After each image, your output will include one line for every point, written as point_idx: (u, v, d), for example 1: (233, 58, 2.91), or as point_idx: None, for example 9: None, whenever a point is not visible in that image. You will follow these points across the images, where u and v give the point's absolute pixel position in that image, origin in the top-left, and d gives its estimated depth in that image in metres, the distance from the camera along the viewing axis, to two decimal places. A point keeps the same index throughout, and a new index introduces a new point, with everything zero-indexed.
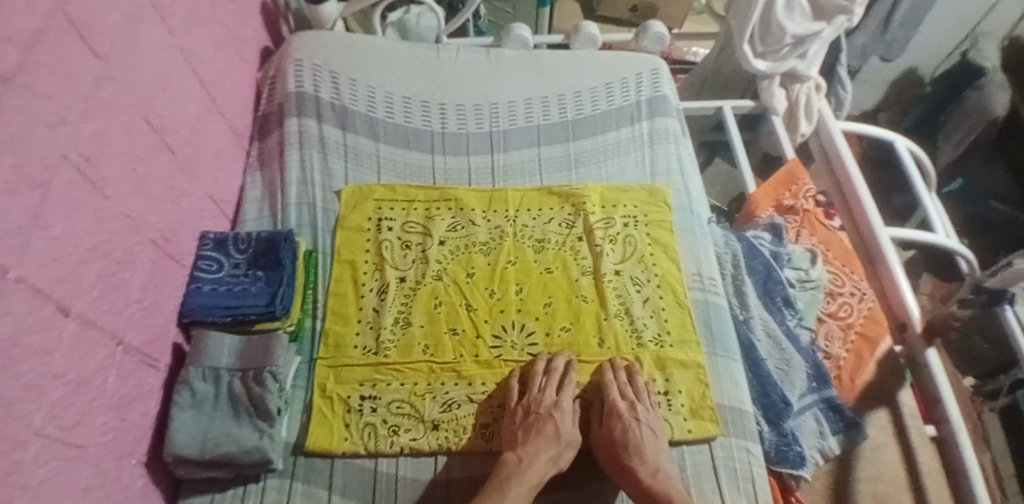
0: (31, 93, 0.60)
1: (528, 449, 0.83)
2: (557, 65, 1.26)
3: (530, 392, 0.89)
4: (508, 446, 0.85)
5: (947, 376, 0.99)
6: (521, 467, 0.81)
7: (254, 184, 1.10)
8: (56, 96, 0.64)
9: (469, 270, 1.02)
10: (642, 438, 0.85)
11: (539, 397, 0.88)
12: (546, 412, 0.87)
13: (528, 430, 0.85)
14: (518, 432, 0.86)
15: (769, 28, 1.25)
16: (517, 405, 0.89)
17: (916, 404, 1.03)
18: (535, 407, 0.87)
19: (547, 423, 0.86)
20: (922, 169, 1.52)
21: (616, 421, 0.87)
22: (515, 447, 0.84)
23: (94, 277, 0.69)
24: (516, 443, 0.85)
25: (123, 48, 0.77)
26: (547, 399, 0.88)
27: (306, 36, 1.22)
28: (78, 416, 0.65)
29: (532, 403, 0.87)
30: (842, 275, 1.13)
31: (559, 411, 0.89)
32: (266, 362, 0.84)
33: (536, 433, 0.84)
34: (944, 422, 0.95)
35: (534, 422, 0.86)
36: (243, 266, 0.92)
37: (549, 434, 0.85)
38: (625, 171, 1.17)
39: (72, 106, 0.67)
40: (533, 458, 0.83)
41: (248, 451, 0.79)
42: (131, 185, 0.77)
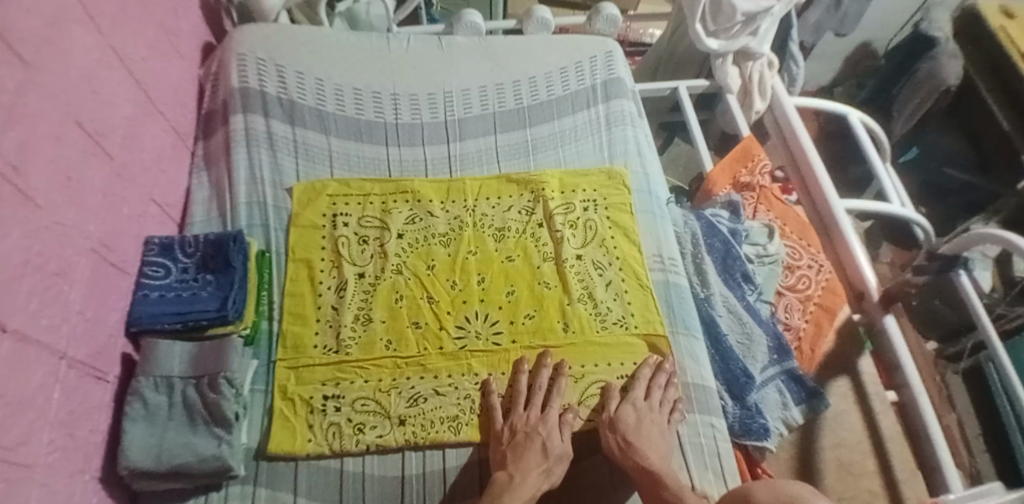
0: None
1: (519, 465, 0.80)
2: (510, 51, 1.25)
3: (514, 413, 0.87)
4: (498, 466, 0.82)
5: (904, 341, 1.00)
6: (512, 484, 0.78)
7: (200, 184, 1.06)
8: None
9: (429, 262, 1.01)
10: (651, 432, 0.85)
11: (525, 417, 0.86)
12: (529, 430, 0.84)
13: (515, 449, 0.82)
14: (506, 452, 0.82)
15: (720, 8, 1.25)
16: (503, 427, 0.86)
17: (876, 370, 1.07)
18: (523, 426, 0.85)
19: (539, 443, 0.83)
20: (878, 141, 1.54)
21: (626, 407, 0.87)
22: (505, 466, 0.81)
23: (30, 291, 0.66)
24: (505, 462, 0.81)
25: (46, 51, 0.73)
26: (535, 414, 0.86)
27: (248, 29, 1.18)
28: (22, 437, 0.62)
29: (519, 423, 0.86)
30: (800, 249, 1.15)
31: (546, 426, 0.85)
32: (220, 369, 0.82)
33: (524, 450, 0.82)
34: (904, 386, 0.96)
35: (521, 443, 0.83)
36: (192, 270, 0.90)
37: (537, 450, 0.82)
38: (582, 155, 1.16)
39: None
40: (527, 473, 0.80)
41: (206, 460, 0.77)
42: (64, 194, 0.73)
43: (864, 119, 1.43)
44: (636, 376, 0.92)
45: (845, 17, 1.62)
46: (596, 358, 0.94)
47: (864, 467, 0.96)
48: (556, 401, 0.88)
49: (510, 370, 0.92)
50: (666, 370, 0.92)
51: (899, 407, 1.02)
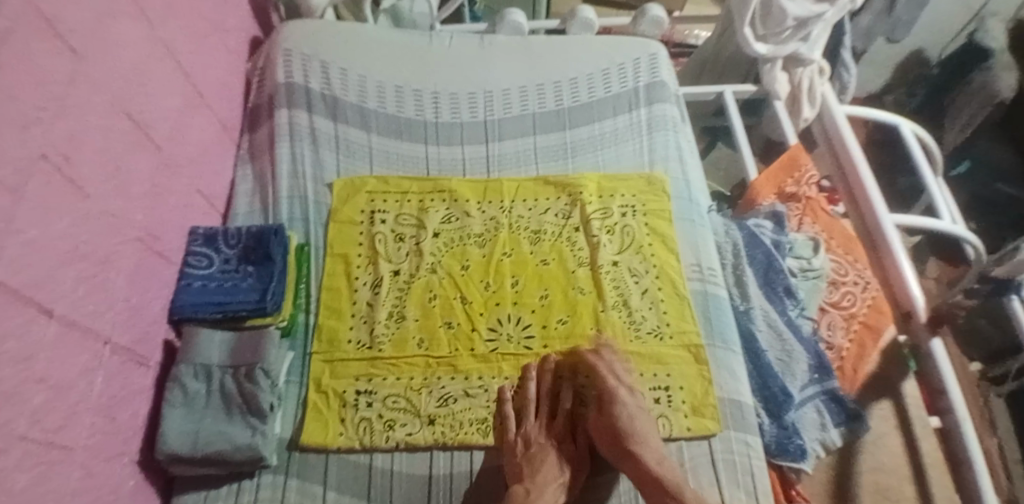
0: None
1: (535, 479, 0.80)
2: (549, 51, 1.24)
3: (524, 423, 0.87)
4: (515, 478, 0.82)
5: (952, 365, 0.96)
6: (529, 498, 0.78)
7: (244, 177, 1.08)
8: (26, 96, 0.62)
9: (464, 262, 1.01)
10: (645, 431, 0.82)
11: (537, 427, 0.87)
12: (541, 442, 0.85)
13: (531, 461, 0.83)
14: (522, 465, 0.82)
15: (770, 12, 1.24)
16: (515, 437, 0.86)
17: (921, 393, 1.02)
18: (535, 438, 0.85)
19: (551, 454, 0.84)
20: (928, 152, 1.48)
21: (619, 406, 0.84)
22: (522, 480, 0.81)
23: (75, 278, 0.68)
24: (522, 474, 0.81)
25: (96, 42, 0.75)
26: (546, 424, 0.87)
27: (295, 24, 1.20)
28: (63, 419, 0.65)
29: (531, 434, 0.86)
30: (845, 264, 1.12)
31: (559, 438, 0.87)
32: (257, 360, 0.83)
33: (540, 463, 0.82)
34: (948, 411, 0.92)
35: (535, 455, 0.83)
36: (233, 262, 0.91)
37: (551, 464, 0.83)
38: (622, 158, 1.14)
39: (44, 106, 0.65)
40: (544, 488, 0.80)
41: (240, 449, 0.78)
42: (111, 184, 0.75)
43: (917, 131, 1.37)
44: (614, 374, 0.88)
45: (898, 23, 1.56)
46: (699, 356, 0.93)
47: (901, 493, 0.92)
48: (566, 403, 0.90)
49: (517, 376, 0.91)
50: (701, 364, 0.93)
51: (942, 434, 0.95)
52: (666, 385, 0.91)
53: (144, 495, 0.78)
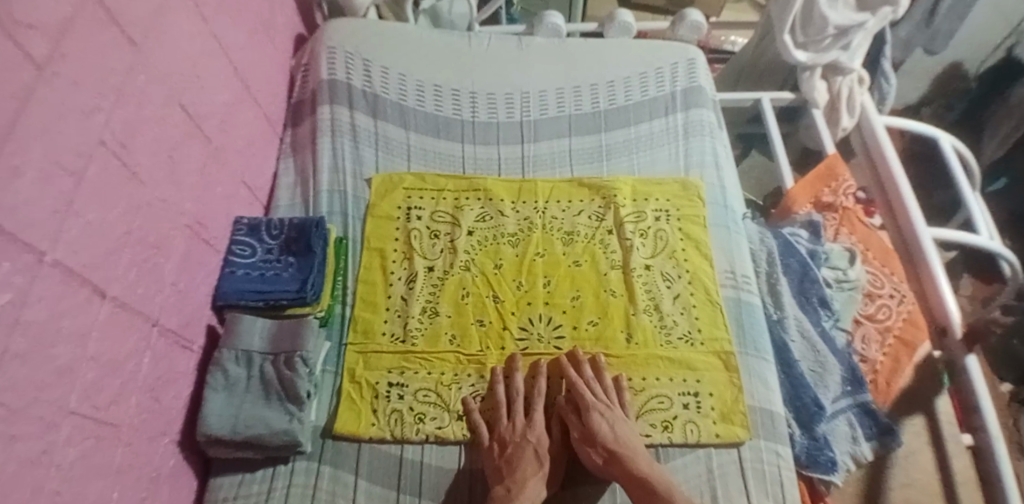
0: (63, 81, 0.61)
1: (515, 477, 0.80)
2: (586, 53, 1.24)
3: (499, 424, 0.87)
4: (495, 477, 0.82)
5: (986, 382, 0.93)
6: (509, 496, 0.78)
7: (287, 170, 1.11)
8: (87, 84, 0.65)
9: (497, 261, 1.02)
10: (629, 436, 0.84)
11: (510, 427, 0.86)
12: (519, 439, 0.85)
13: (511, 460, 0.82)
14: (503, 463, 0.82)
15: (811, 19, 1.23)
16: (490, 441, 0.86)
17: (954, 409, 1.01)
18: (511, 437, 0.85)
19: (531, 449, 0.84)
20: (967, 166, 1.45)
21: (596, 416, 0.85)
22: (503, 479, 0.81)
23: (128, 262, 0.70)
24: (503, 474, 0.81)
25: (154, 34, 0.77)
26: (522, 423, 0.87)
27: (339, 23, 1.22)
28: (112, 397, 0.67)
29: (507, 434, 0.86)
30: (881, 276, 1.10)
31: (534, 433, 0.86)
32: (297, 347, 0.85)
33: (518, 460, 0.82)
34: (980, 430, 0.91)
35: (513, 454, 0.83)
36: (275, 252, 0.93)
37: (531, 458, 0.83)
38: (657, 163, 1.14)
39: (104, 94, 0.67)
40: (524, 483, 0.80)
41: (277, 434, 0.80)
42: (164, 172, 0.78)
43: (957, 144, 1.35)
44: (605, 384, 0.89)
45: (936, 36, 1.52)
46: (728, 364, 0.93)
47: None
48: (540, 401, 0.89)
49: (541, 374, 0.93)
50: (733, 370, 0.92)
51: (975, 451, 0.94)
52: (696, 390, 0.91)
53: (183, 475, 0.81)
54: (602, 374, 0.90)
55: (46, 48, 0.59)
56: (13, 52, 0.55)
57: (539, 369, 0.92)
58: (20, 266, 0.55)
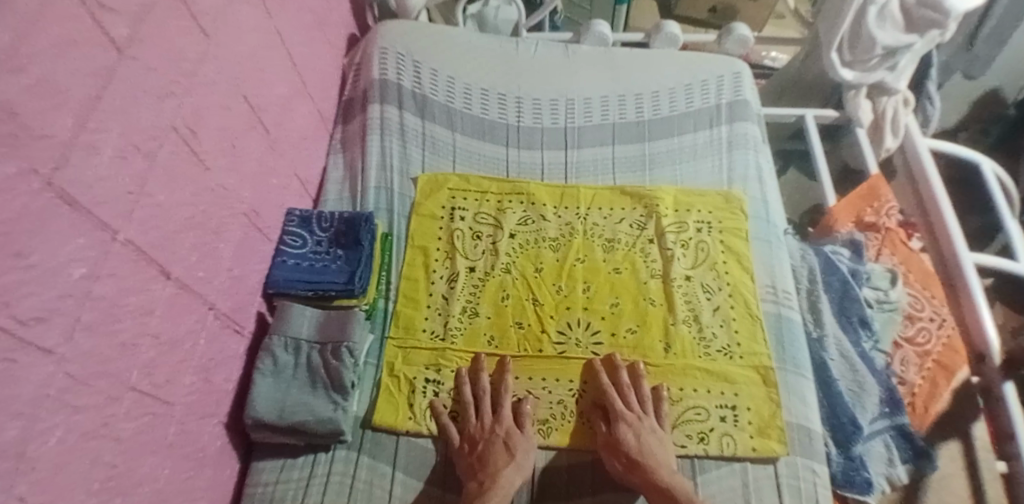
0: (141, 66, 0.64)
1: (486, 471, 0.81)
2: (633, 63, 1.25)
3: (468, 423, 0.88)
4: (469, 474, 0.82)
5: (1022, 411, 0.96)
6: (482, 490, 0.79)
7: (335, 165, 1.13)
8: (162, 70, 0.67)
9: (538, 265, 1.03)
10: (653, 447, 0.84)
11: (479, 424, 0.87)
12: (488, 436, 0.85)
13: (481, 458, 0.83)
14: (472, 462, 0.83)
15: (859, 37, 1.21)
16: (461, 440, 0.86)
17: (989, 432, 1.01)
18: (479, 434, 0.86)
19: (501, 442, 0.84)
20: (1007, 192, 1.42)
21: (624, 426, 0.85)
22: (475, 475, 0.81)
23: (190, 246, 0.73)
24: (475, 470, 0.82)
25: (224, 26, 0.80)
26: (490, 419, 0.87)
27: (391, 24, 1.25)
28: (169, 375, 0.69)
29: (477, 431, 0.86)
30: (921, 299, 1.09)
31: (502, 426, 0.86)
32: (344, 338, 0.87)
33: (488, 455, 0.83)
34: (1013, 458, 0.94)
35: (483, 451, 0.84)
36: (325, 244, 0.95)
37: (501, 453, 0.83)
38: (700, 174, 1.14)
39: (177, 81, 0.70)
40: (496, 476, 0.80)
41: (323, 422, 0.82)
42: (226, 160, 0.80)
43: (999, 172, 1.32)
44: (642, 395, 0.90)
45: (975, 60, 1.49)
46: (767, 380, 0.92)
47: None
48: (506, 397, 0.89)
49: (581, 379, 0.92)
50: (773, 386, 0.92)
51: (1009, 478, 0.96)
52: (734, 404, 0.91)
53: (227, 457, 0.82)
54: (639, 382, 0.91)
55: (126, 32, 0.61)
56: (95, 35, 0.57)
57: (504, 365, 0.92)
58: (93, 242, 0.57)
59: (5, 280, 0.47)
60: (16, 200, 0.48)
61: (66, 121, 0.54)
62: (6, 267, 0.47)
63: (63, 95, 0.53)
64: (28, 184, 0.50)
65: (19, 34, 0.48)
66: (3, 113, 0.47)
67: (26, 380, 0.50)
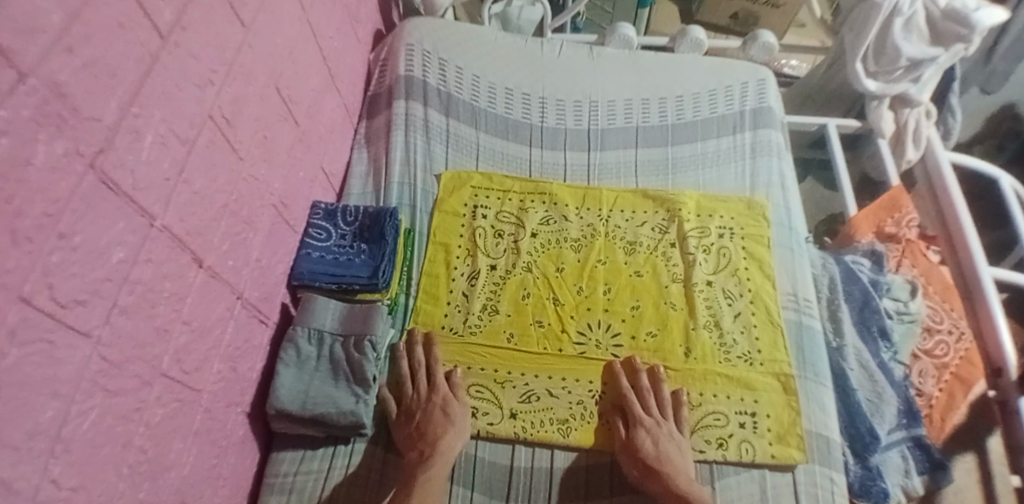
0: (183, 53, 0.64)
1: (426, 439, 0.83)
2: (658, 67, 1.25)
3: (404, 394, 0.89)
4: (407, 445, 0.83)
5: None
6: (423, 459, 0.81)
7: (359, 159, 1.14)
8: (203, 58, 0.68)
9: (559, 265, 1.03)
10: (671, 453, 0.84)
11: (415, 395, 0.88)
12: (426, 405, 0.87)
13: (420, 427, 0.84)
14: (411, 431, 0.84)
15: (884, 48, 1.21)
16: (399, 411, 0.87)
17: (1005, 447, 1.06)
18: (415, 405, 0.87)
19: (439, 410, 0.86)
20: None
21: (642, 431, 0.85)
22: (416, 445, 0.83)
23: (222, 234, 0.73)
24: (415, 440, 0.83)
25: (262, 18, 0.80)
26: (426, 389, 0.89)
27: (418, 21, 1.25)
28: (198, 362, 0.70)
29: (414, 401, 0.88)
30: (940, 311, 1.08)
31: (438, 395, 0.88)
32: (366, 331, 0.87)
33: (427, 424, 0.84)
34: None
35: (422, 419, 0.85)
36: (349, 238, 0.96)
37: (438, 419, 0.85)
38: (723, 180, 1.14)
39: (216, 70, 0.70)
40: (436, 445, 0.82)
41: (344, 414, 0.82)
42: (258, 150, 0.81)
43: (1015, 185, 1.31)
44: (661, 400, 0.89)
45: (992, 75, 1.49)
46: (786, 389, 0.92)
47: None
48: (439, 367, 0.91)
49: (601, 380, 0.92)
50: (793, 393, 0.91)
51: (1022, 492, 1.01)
52: (753, 411, 0.90)
53: (248, 446, 0.83)
54: (659, 386, 0.90)
55: (170, 19, 0.62)
56: (142, 20, 0.58)
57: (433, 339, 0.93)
58: (133, 227, 0.58)
59: (49, 261, 0.48)
60: (62, 182, 0.49)
61: (112, 105, 0.54)
62: (51, 248, 0.48)
63: (110, 79, 0.54)
64: (74, 167, 0.50)
65: (71, 16, 0.49)
66: (54, 93, 0.47)
67: (65, 362, 0.50)
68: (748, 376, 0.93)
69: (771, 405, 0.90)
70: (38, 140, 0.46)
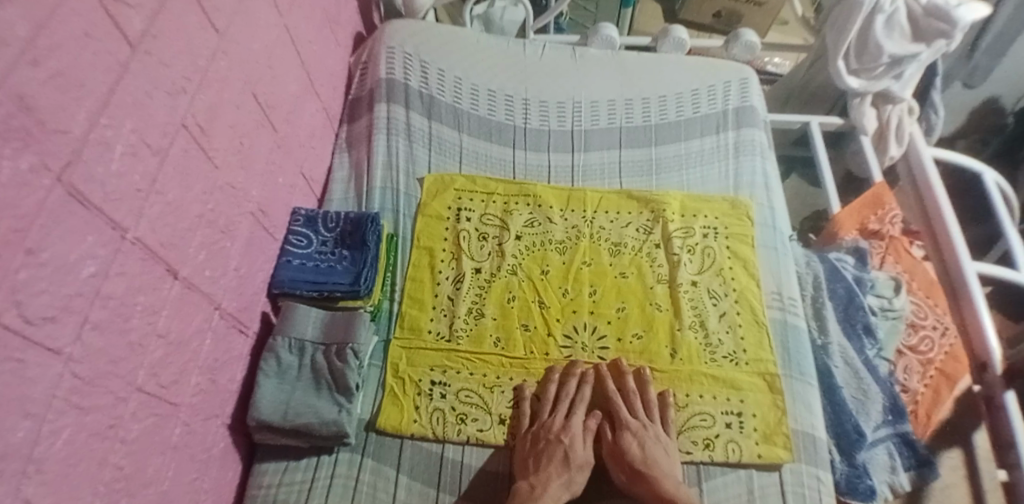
0: (153, 61, 0.63)
1: (540, 476, 0.81)
2: (641, 67, 1.25)
3: (540, 419, 0.88)
4: (520, 473, 0.83)
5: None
6: (534, 494, 0.79)
7: (341, 164, 1.13)
8: (175, 66, 0.66)
9: (544, 268, 1.02)
10: (656, 455, 0.83)
11: (549, 423, 0.87)
12: (555, 439, 0.85)
13: (539, 458, 0.83)
14: (530, 460, 0.84)
15: (866, 46, 1.21)
16: (526, 434, 0.87)
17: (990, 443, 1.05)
18: (546, 433, 0.86)
19: (562, 450, 0.84)
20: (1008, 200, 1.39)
21: (628, 435, 0.86)
22: (528, 476, 0.82)
23: (198, 244, 0.72)
24: (528, 473, 0.82)
25: (236, 23, 0.79)
26: (560, 423, 0.87)
27: (399, 23, 1.24)
28: (175, 376, 0.69)
29: (542, 429, 0.86)
30: (925, 307, 1.08)
31: (569, 435, 0.86)
32: (349, 339, 0.86)
33: (548, 458, 0.83)
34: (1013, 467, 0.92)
35: (544, 451, 0.84)
36: (331, 244, 0.95)
37: (559, 458, 0.83)
38: (707, 180, 1.14)
39: (189, 77, 0.69)
40: (548, 483, 0.80)
41: (327, 424, 0.81)
42: (235, 158, 0.80)
43: (1000, 181, 1.32)
44: (647, 402, 0.89)
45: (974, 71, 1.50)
46: (771, 388, 0.92)
47: None
48: (581, 408, 0.89)
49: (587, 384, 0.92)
50: (780, 392, 0.91)
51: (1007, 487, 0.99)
52: (739, 410, 0.90)
53: (230, 458, 0.82)
54: (645, 387, 0.90)
55: (140, 26, 0.61)
56: (110, 29, 0.56)
57: (575, 369, 0.92)
58: (104, 240, 0.56)
59: (17, 278, 0.47)
60: (29, 197, 0.47)
61: (80, 116, 0.53)
62: (18, 265, 0.47)
63: (78, 89, 0.53)
64: (40, 181, 0.49)
65: (37, 27, 0.48)
66: (19, 107, 0.46)
67: (35, 380, 0.49)
68: (733, 375, 0.92)
69: (756, 405, 0.90)
70: (2, 155, 0.45)
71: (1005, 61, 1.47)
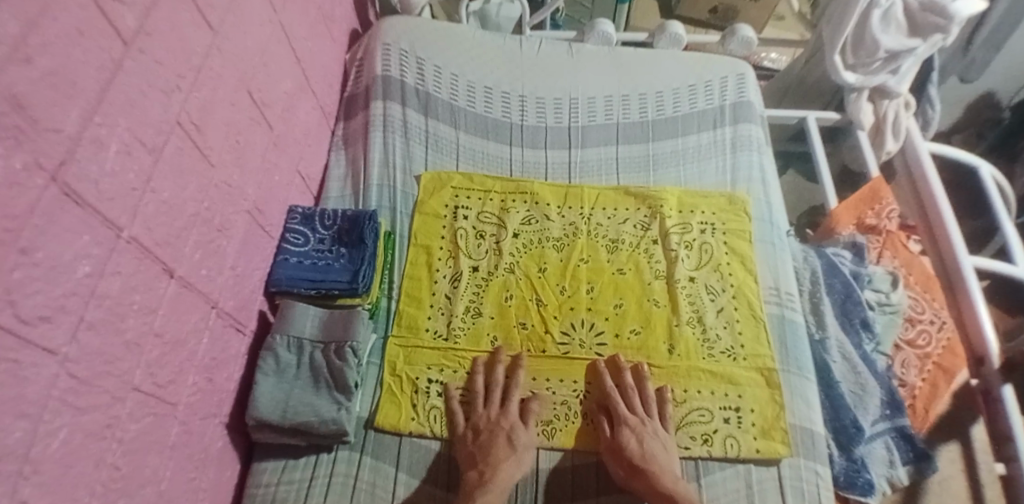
0: (147, 59, 0.63)
1: (488, 461, 0.81)
2: (637, 63, 1.24)
3: (474, 412, 0.88)
4: (468, 463, 0.82)
5: (1021, 414, 0.96)
6: (483, 480, 0.79)
7: (338, 161, 1.13)
8: (169, 64, 0.66)
9: (541, 265, 1.02)
10: (655, 451, 0.83)
11: (486, 414, 0.87)
12: (494, 426, 0.85)
13: (483, 448, 0.83)
14: (476, 450, 0.83)
15: (862, 40, 1.21)
16: (465, 428, 0.86)
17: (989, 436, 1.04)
18: (484, 425, 0.86)
19: (504, 435, 0.84)
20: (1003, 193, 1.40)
21: (626, 430, 0.85)
22: (475, 464, 0.81)
23: (194, 243, 0.72)
24: (476, 459, 0.82)
25: (230, 20, 0.79)
26: (496, 410, 0.87)
27: (394, 20, 1.23)
28: (172, 375, 0.68)
29: (482, 421, 0.86)
30: (922, 302, 1.08)
31: (507, 420, 0.86)
32: (347, 337, 0.86)
33: (492, 445, 0.83)
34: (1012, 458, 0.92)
35: (486, 441, 0.84)
36: (327, 242, 0.95)
37: (504, 443, 0.83)
38: (704, 176, 1.14)
39: (183, 75, 0.69)
40: (497, 467, 0.80)
41: (326, 422, 0.81)
42: (231, 156, 0.80)
43: (994, 174, 1.33)
44: (647, 397, 0.89)
45: (971, 65, 1.49)
46: (769, 383, 0.92)
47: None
48: (516, 391, 0.89)
49: (585, 379, 0.92)
50: (778, 387, 0.91)
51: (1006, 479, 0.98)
52: (737, 405, 0.90)
53: (228, 457, 0.81)
54: (643, 383, 0.91)
55: (133, 24, 0.60)
56: (103, 26, 0.56)
57: (500, 357, 0.92)
58: (99, 239, 0.56)
59: (11, 278, 0.46)
60: (22, 197, 0.47)
61: (73, 115, 0.53)
62: (12, 265, 0.46)
63: (70, 88, 0.52)
64: (34, 180, 0.48)
65: (28, 25, 0.47)
66: (10, 106, 0.46)
67: (31, 380, 0.49)
68: (730, 370, 0.92)
69: (755, 400, 0.90)
70: None
71: (1001, 54, 1.47)
